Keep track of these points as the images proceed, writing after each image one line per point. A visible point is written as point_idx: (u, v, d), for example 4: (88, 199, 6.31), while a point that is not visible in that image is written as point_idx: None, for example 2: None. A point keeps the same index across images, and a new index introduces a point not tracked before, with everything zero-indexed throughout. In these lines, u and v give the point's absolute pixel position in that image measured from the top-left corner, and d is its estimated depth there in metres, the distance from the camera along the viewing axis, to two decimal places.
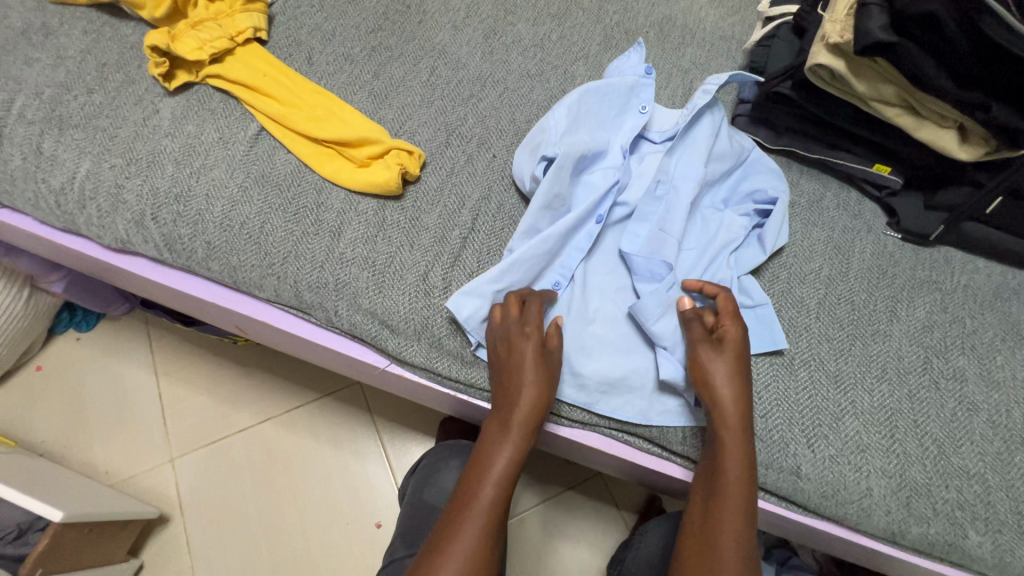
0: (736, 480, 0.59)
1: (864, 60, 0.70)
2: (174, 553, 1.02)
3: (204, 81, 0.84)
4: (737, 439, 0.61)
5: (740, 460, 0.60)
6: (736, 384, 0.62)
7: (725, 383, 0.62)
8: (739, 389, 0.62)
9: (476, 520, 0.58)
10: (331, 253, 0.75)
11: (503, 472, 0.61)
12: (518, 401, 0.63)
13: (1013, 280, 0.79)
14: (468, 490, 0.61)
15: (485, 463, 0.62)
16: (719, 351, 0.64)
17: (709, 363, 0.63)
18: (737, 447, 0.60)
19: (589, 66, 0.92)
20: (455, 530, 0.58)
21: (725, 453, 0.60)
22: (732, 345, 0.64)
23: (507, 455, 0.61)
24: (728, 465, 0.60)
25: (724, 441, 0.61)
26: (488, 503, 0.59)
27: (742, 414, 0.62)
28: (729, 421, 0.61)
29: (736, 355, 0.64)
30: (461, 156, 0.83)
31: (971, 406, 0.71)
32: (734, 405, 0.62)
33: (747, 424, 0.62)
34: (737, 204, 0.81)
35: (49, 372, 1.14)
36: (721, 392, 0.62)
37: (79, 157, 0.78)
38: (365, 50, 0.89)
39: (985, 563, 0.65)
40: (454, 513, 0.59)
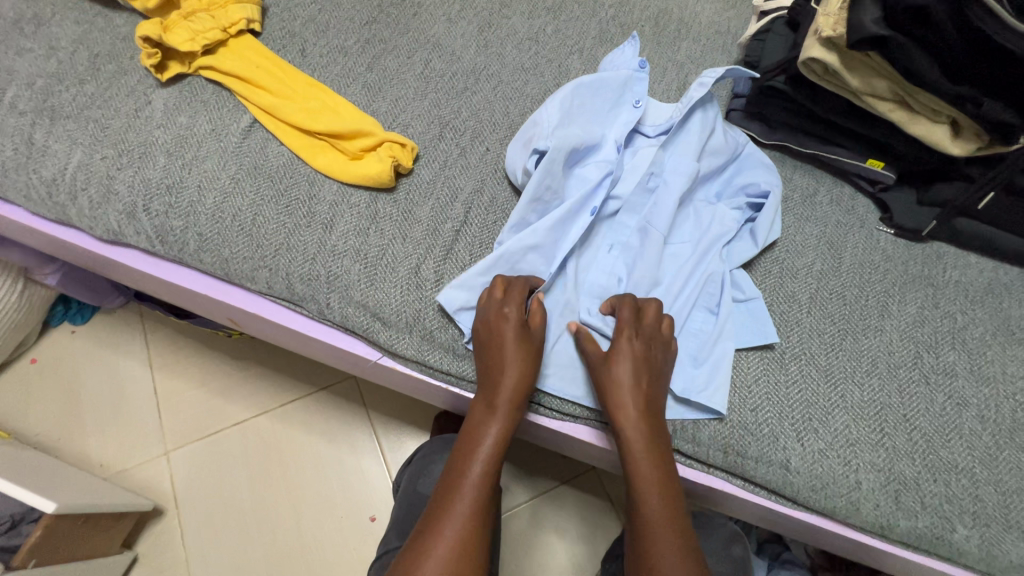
0: (648, 488, 0.62)
1: (857, 54, 0.69)
2: (168, 545, 1.03)
3: (196, 72, 0.84)
4: (639, 447, 0.63)
5: (650, 469, 0.63)
6: (634, 394, 0.64)
7: (624, 388, 0.64)
8: (638, 396, 0.64)
9: (466, 501, 0.59)
10: (324, 245, 0.75)
11: (489, 452, 0.62)
12: (501, 382, 0.64)
13: (1005, 276, 0.79)
14: (456, 471, 0.62)
15: (471, 444, 0.63)
16: (614, 361, 0.66)
17: (606, 376, 0.65)
18: (642, 456, 0.63)
19: (584, 59, 0.92)
20: (444, 512, 0.59)
21: (632, 465, 0.63)
22: (627, 354, 0.65)
23: (493, 433, 0.63)
24: (639, 474, 0.63)
25: (631, 451, 0.63)
26: (476, 483, 0.61)
27: (644, 423, 0.64)
28: (628, 433, 0.64)
29: (635, 362, 0.65)
30: (454, 149, 0.82)
31: (961, 401, 0.71)
32: (635, 416, 0.64)
33: (651, 431, 0.64)
34: (729, 198, 0.81)
35: (44, 365, 1.14)
36: (620, 404, 0.64)
37: (70, 148, 0.78)
38: (359, 42, 0.89)
39: (972, 556, 0.66)
40: (444, 494, 0.61)
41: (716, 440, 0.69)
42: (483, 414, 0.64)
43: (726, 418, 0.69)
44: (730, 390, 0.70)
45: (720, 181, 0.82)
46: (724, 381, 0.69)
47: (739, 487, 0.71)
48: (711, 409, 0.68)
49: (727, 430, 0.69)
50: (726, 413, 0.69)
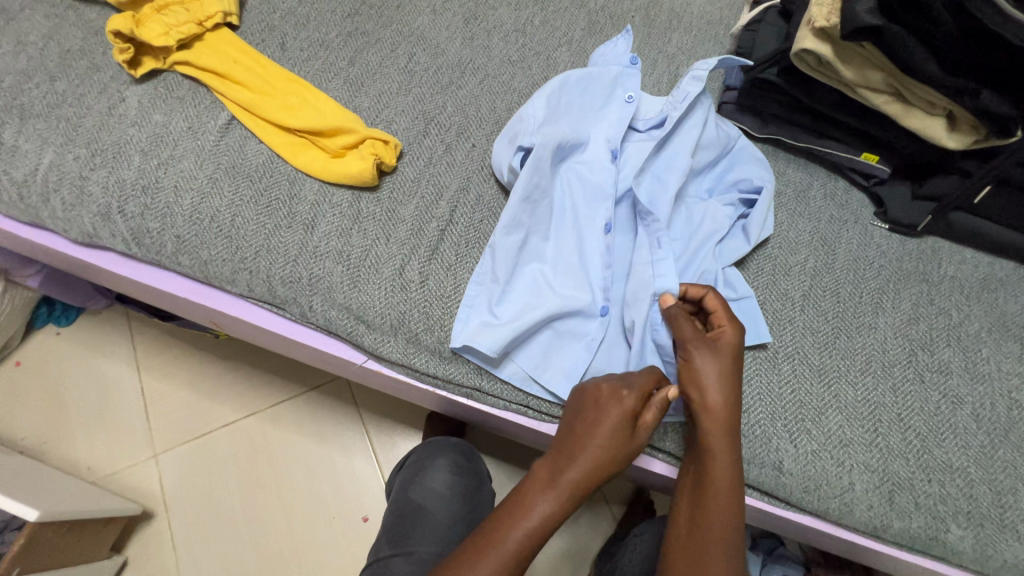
0: (724, 487, 0.58)
1: (851, 44, 0.67)
2: (158, 549, 1.01)
3: (171, 68, 0.81)
4: (723, 445, 0.59)
5: (729, 470, 0.59)
6: (727, 387, 0.60)
7: (715, 389, 0.60)
8: (731, 397, 0.61)
9: (499, 558, 0.55)
10: (305, 247, 0.73)
11: (541, 521, 0.57)
12: (579, 463, 0.59)
13: (1000, 271, 0.78)
14: (506, 517, 0.58)
15: (526, 505, 0.58)
16: (715, 352, 0.62)
17: (704, 364, 0.61)
18: (725, 453, 0.59)
19: (572, 51, 0.90)
20: (478, 560, 0.55)
21: (714, 460, 0.59)
22: (728, 348, 0.62)
23: (552, 507, 0.58)
24: (715, 468, 0.59)
25: (712, 446, 0.60)
26: (518, 542, 0.56)
27: (731, 418, 0.60)
28: (716, 425, 0.60)
29: (729, 358, 0.62)
30: (439, 145, 0.80)
31: (956, 399, 0.70)
32: (722, 410, 0.60)
33: (734, 430, 0.61)
34: (721, 194, 0.79)
35: (27, 368, 1.11)
36: (713, 397, 0.60)
37: (41, 148, 0.75)
38: (341, 35, 0.86)
39: (966, 556, 0.65)
40: (477, 543, 0.57)
41: None
42: (548, 485, 0.59)
43: None
44: None
45: (712, 176, 0.80)
46: None
47: None
48: None
49: None
50: None
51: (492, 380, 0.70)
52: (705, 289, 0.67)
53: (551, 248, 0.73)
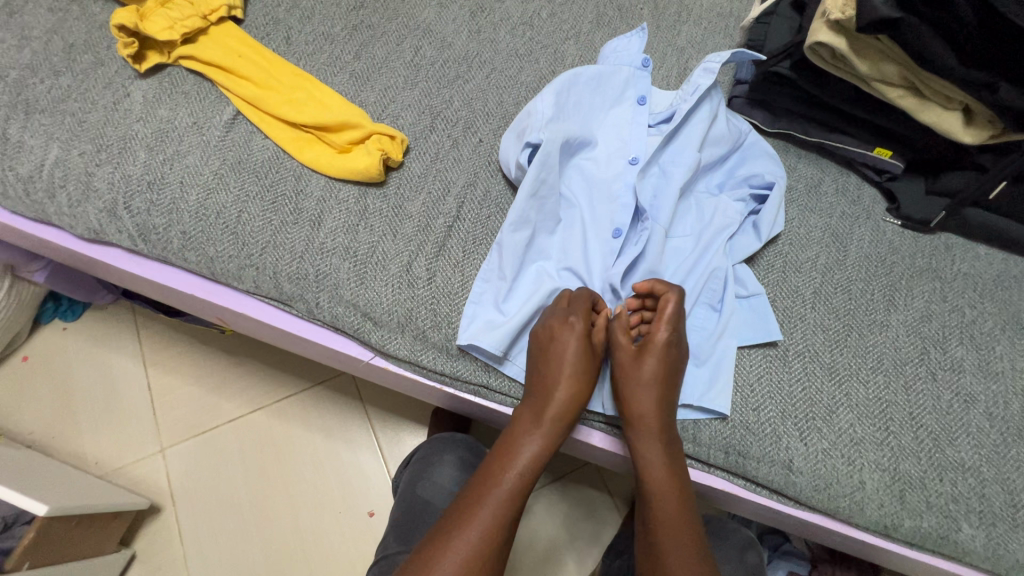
0: (663, 490, 0.60)
1: (866, 37, 0.66)
2: (165, 543, 1.01)
3: (176, 62, 0.80)
4: (656, 448, 0.61)
5: (665, 469, 0.61)
6: (655, 392, 0.62)
7: (642, 394, 0.62)
8: (659, 402, 0.62)
9: (497, 500, 0.58)
10: (311, 243, 0.72)
11: (531, 458, 0.61)
12: (557, 393, 0.62)
13: (1015, 268, 0.77)
14: (495, 468, 0.60)
15: (513, 449, 0.61)
16: (641, 358, 0.63)
17: (625, 374, 0.63)
18: (656, 457, 0.61)
19: (580, 45, 0.88)
20: (473, 514, 0.57)
21: (646, 464, 0.61)
22: (655, 352, 0.63)
23: (536, 444, 0.61)
24: (650, 472, 0.61)
25: (644, 451, 0.62)
26: (509, 484, 0.59)
27: (660, 423, 0.62)
28: (647, 433, 0.62)
29: (661, 359, 0.63)
30: (446, 140, 0.80)
31: (969, 398, 0.69)
32: (651, 415, 0.62)
33: (665, 433, 0.62)
34: (731, 189, 0.78)
35: (35, 362, 1.11)
36: (636, 403, 0.62)
37: (47, 144, 0.75)
38: (346, 29, 0.85)
39: (978, 556, 0.64)
40: (475, 496, 0.59)
41: (718, 440, 0.67)
42: (531, 423, 0.62)
43: (728, 417, 0.67)
44: (733, 389, 0.68)
45: (721, 172, 0.79)
46: (725, 381, 0.67)
47: (741, 487, 0.69)
48: (714, 409, 0.66)
49: (728, 431, 0.67)
50: (729, 413, 0.67)
51: (499, 377, 0.70)
52: (666, 288, 0.66)
53: (558, 244, 0.73)
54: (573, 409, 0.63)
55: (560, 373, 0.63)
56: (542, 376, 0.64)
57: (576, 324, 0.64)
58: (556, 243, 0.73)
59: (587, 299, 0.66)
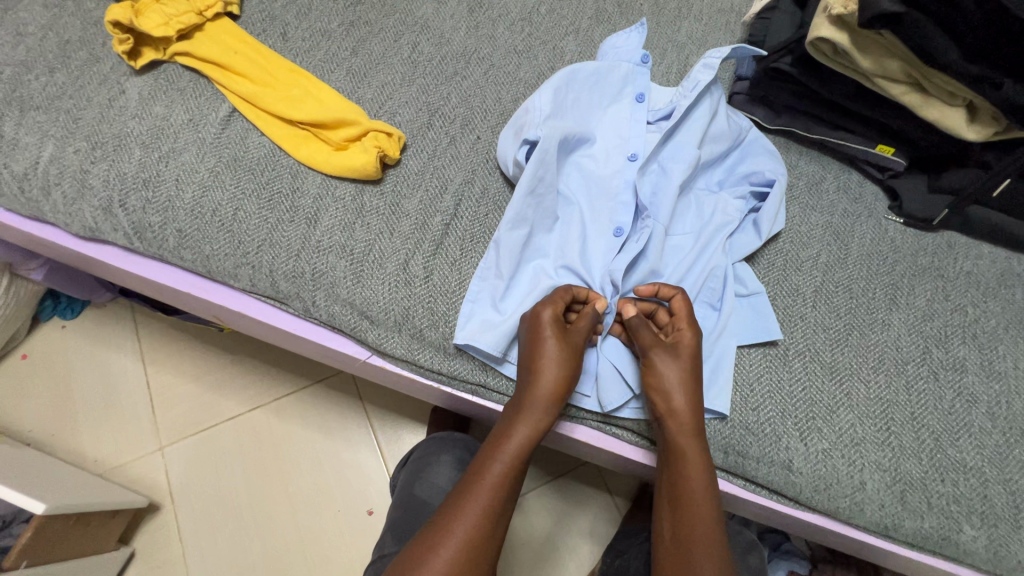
0: (698, 487, 0.59)
1: (868, 32, 0.65)
2: (164, 540, 1.01)
3: (172, 58, 0.80)
4: (692, 446, 0.61)
5: (700, 467, 0.60)
6: (689, 389, 0.61)
7: (679, 391, 0.61)
8: (691, 400, 0.62)
9: (485, 491, 0.57)
10: (308, 241, 0.72)
11: (517, 449, 0.60)
12: (541, 383, 0.61)
13: (1018, 267, 0.76)
14: (483, 461, 0.60)
15: (501, 440, 0.61)
16: (676, 356, 0.63)
17: (662, 370, 0.62)
18: (693, 454, 0.60)
19: (579, 40, 0.88)
20: (460, 506, 0.57)
21: (686, 461, 0.60)
22: (688, 352, 0.63)
23: (524, 434, 0.60)
24: (687, 471, 0.60)
25: (678, 449, 0.61)
26: (496, 476, 0.58)
27: (694, 420, 0.61)
28: (682, 430, 0.61)
29: (692, 360, 0.63)
30: (444, 138, 0.79)
31: (971, 398, 0.69)
32: (686, 413, 0.61)
33: (698, 430, 0.62)
34: (732, 187, 0.77)
35: (34, 360, 1.11)
36: (675, 399, 0.61)
37: (42, 141, 0.74)
38: (344, 25, 0.85)
39: (979, 557, 0.64)
40: (464, 489, 0.58)
41: (717, 440, 0.66)
42: (515, 414, 0.61)
43: (727, 417, 0.67)
44: (732, 388, 0.68)
45: (721, 170, 0.79)
46: (724, 380, 0.67)
47: (741, 487, 0.68)
48: (713, 409, 0.66)
49: (728, 430, 0.66)
50: (729, 413, 0.67)
51: (497, 376, 0.69)
52: (672, 289, 0.66)
53: (557, 242, 0.72)
54: (560, 398, 0.62)
55: (539, 363, 0.62)
56: (528, 368, 0.63)
57: (545, 317, 0.63)
58: (555, 242, 0.72)
59: (563, 291, 0.65)
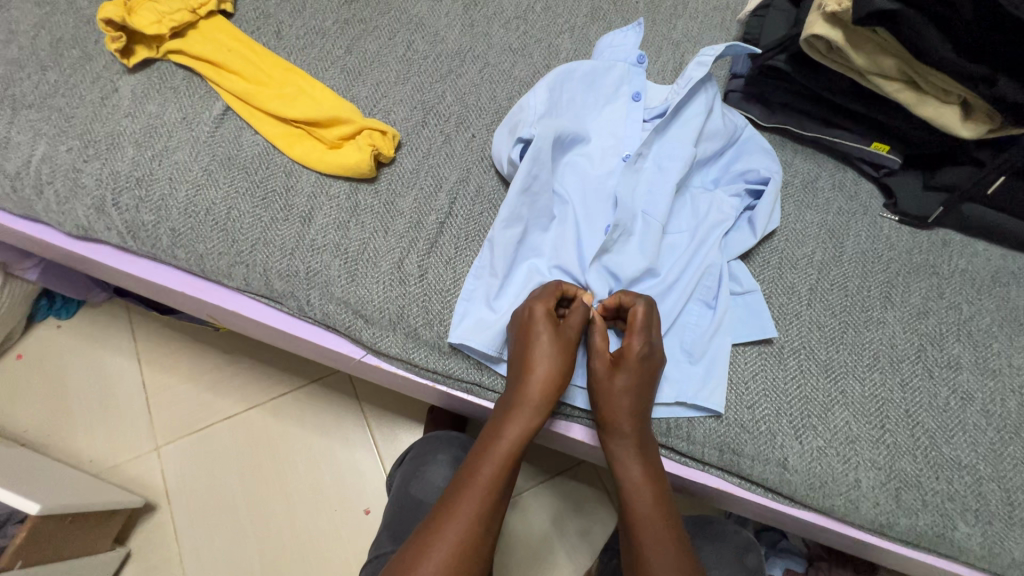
0: (642, 494, 0.59)
1: (862, 30, 0.65)
2: (160, 540, 1.01)
3: (165, 57, 0.79)
4: (637, 455, 0.61)
5: (647, 473, 0.60)
6: (634, 398, 0.61)
7: (625, 400, 0.61)
8: (636, 408, 0.62)
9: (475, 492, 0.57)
10: (302, 240, 0.71)
11: (508, 448, 0.60)
12: (534, 380, 0.61)
13: (1013, 264, 0.76)
14: (472, 464, 0.60)
15: (491, 440, 0.60)
16: (619, 367, 0.62)
17: (604, 382, 0.62)
18: (639, 461, 0.61)
19: (574, 39, 0.87)
20: (453, 507, 0.56)
21: (625, 470, 0.61)
22: (631, 362, 0.62)
23: (515, 433, 0.60)
24: (635, 480, 0.60)
25: (625, 457, 0.61)
26: (487, 477, 0.58)
27: (638, 429, 0.61)
28: (629, 438, 0.61)
29: (636, 370, 0.62)
30: (439, 136, 0.79)
31: (966, 395, 0.69)
32: (628, 422, 0.61)
33: (644, 438, 0.62)
34: (727, 185, 0.77)
35: (28, 361, 1.11)
36: (617, 409, 0.61)
37: (34, 139, 0.74)
38: (338, 23, 0.84)
39: (974, 554, 0.64)
40: (454, 491, 0.58)
41: (712, 438, 0.66)
42: (506, 413, 0.61)
43: (722, 415, 0.66)
44: (727, 386, 0.68)
45: (715, 168, 0.79)
46: (718, 377, 0.67)
47: (736, 486, 0.68)
48: (707, 406, 0.66)
49: (723, 428, 0.66)
50: (724, 411, 0.67)
51: (492, 375, 0.69)
52: (634, 300, 0.65)
53: (551, 241, 0.72)
54: (550, 399, 0.62)
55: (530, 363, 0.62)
56: (517, 369, 0.63)
57: (538, 315, 0.62)
58: (551, 241, 0.72)
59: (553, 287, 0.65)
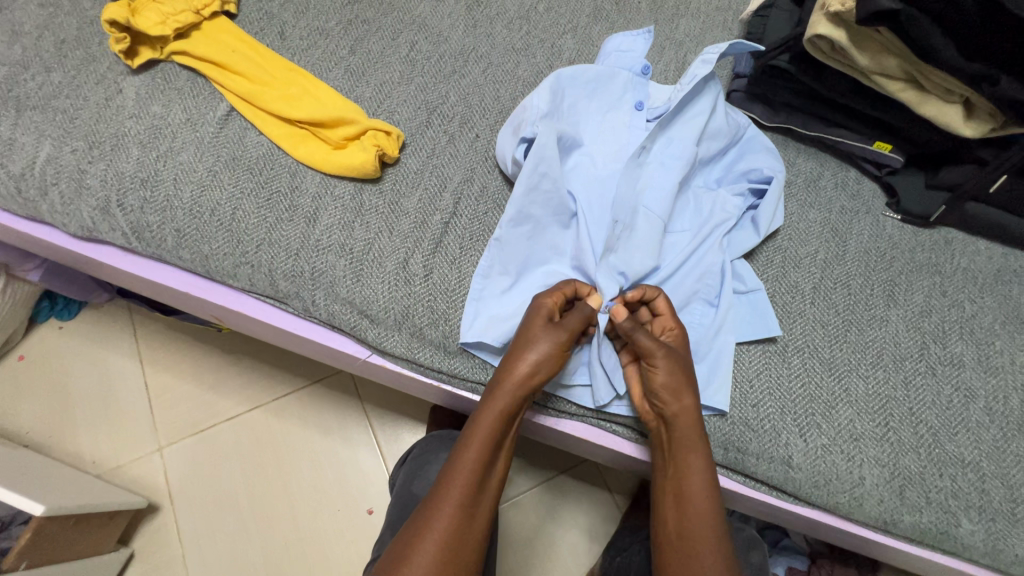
0: (704, 487, 0.59)
1: (866, 30, 0.65)
2: (164, 541, 1.01)
3: (169, 58, 0.79)
4: (698, 445, 0.61)
5: (704, 464, 0.61)
6: (692, 390, 0.62)
7: (685, 390, 0.62)
8: (694, 399, 0.62)
9: (460, 483, 0.57)
10: (307, 240, 0.72)
11: (490, 435, 0.59)
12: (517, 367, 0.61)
13: (1015, 263, 0.76)
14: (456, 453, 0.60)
15: (473, 428, 0.60)
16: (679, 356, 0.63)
17: (673, 371, 0.62)
18: (699, 452, 0.61)
19: (577, 39, 0.88)
20: (439, 498, 0.57)
21: (689, 460, 0.60)
22: (685, 354, 0.64)
23: (495, 419, 0.60)
24: (697, 470, 0.60)
25: (689, 446, 0.61)
26: (471, 466, 0.58)
27: (699, 420, 0.62)
28: (692, 427, 0.61)
29: (689, 361, 0.64)
30: (443, 136, 0.79)
31: (969, 393, 0.69)
32: (692, 412, 0.62)
33: (702, 429, 0.62)
34: (730, 184, 0.77)
35: (31, 362, 1.11)
36: (682, 398, 0.61)
37: (38, 141, 0.74)
38: (341, 23, 0.84)
39: (977, 551, 0.64)
40: (440, 482, 0.58)
41: (717, 437, 0.66)
42: (488, 399, 0.61)
43: (727, 413, 0.67)
44: (732, 385, 0.68)
45: (718, 168, 0.79)
46: (722, 376, 0.67)
47: (740, 484, 0.68)
48: (711, 405, 0.66)
49: (727, 427, 0.66)
50: (728, 409, 0.67)
51: None
52: (656, 293, 0.67)
53: (560, 239, 0.72)
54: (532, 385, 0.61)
55: (518, 352, 0.61)
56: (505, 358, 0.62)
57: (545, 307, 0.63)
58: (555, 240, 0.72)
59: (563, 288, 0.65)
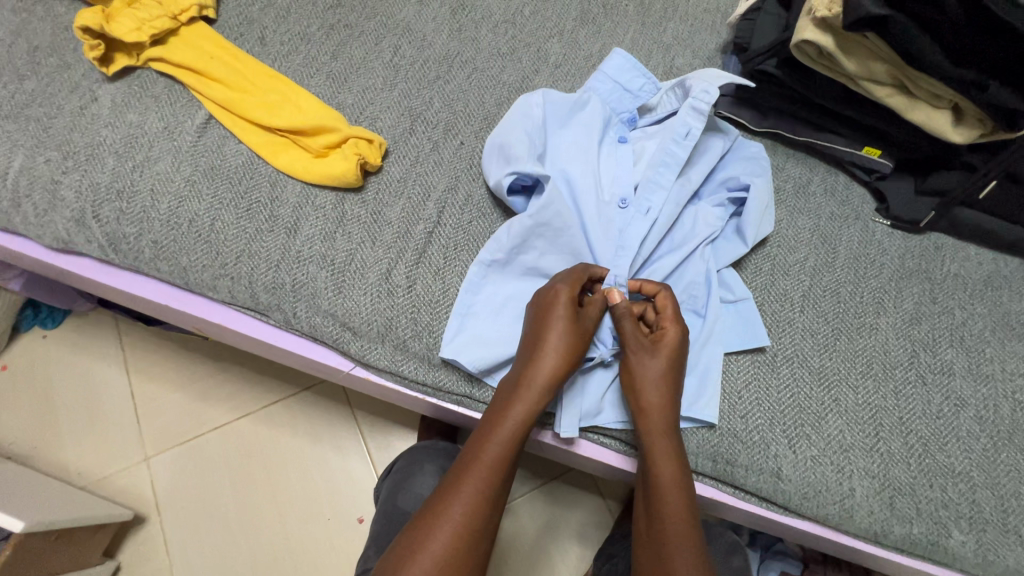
0: (672, 482, 0.59)
1: (852, 35, 0.64)
2: (150, 553, 1.00)
3: (146, 65, 0.78)
4: (666, 447, 0.60)
5: (673, 462, 0.60)
6: (664, 389, 0.61)
7: (653, 388, 0.61)
8: (665, 395, 0.61)
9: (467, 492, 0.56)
10: (288, 251, 0.70)
11: (499, 444, 0.58)
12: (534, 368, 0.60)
13: (1004, 268, 0.76)
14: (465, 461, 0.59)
15: (481, 438, 0.59)
16: (653, 353, 0.62)
17: (642, 368, 0.62)
18: (668, 450, 0.60)
19: (564, 42, 0.86)
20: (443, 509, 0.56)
21: (655, 460, 0.60)
22: (666, 349, 0.62)
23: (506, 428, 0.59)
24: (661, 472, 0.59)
25: (653, 446, 0.60)
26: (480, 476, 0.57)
27: (669, 417, 0.61)
28: (657, 426, 0.61)
29: (670, 359, 0.62)
30: (426, 143, 0.77)
31: (958, 402, 0.68)
32: (659, 412, 0.61)
33: (674, 427, 0.62)
34: (709, 194, 0.76)
35: (14, 372, 1.09)
36: (649, 395, 0.61)
37: (11, 151, 0.72)
38: (323, 28, 0.83)
39: (968, 562, 0.63)
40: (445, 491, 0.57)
41: (705, 448, 0.65)
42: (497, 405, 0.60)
43: (716, 425, 0.66)
44: (720, 397, 0.67)
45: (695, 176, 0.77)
46: (712, 388, 0.66)
47: (729, 495, 0.67)
48: (699, 418, 0.65)
49: (716, 439, 0.65)
50: (717, 421, 0.66)
51: (483, 388, 0.68)
52: (656, 286, 0.66)
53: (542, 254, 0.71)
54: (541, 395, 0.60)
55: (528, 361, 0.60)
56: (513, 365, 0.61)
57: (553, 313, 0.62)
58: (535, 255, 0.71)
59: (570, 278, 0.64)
